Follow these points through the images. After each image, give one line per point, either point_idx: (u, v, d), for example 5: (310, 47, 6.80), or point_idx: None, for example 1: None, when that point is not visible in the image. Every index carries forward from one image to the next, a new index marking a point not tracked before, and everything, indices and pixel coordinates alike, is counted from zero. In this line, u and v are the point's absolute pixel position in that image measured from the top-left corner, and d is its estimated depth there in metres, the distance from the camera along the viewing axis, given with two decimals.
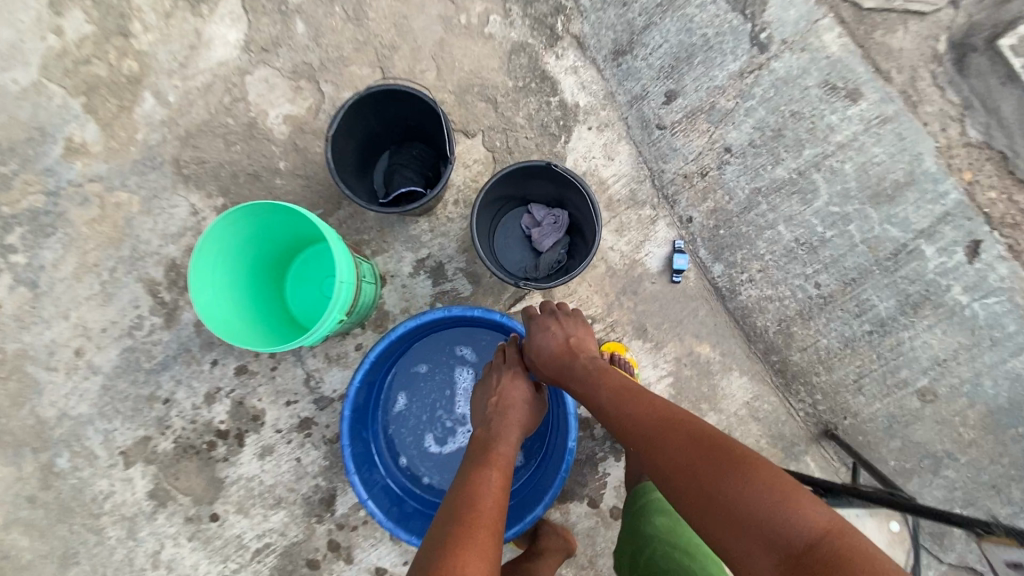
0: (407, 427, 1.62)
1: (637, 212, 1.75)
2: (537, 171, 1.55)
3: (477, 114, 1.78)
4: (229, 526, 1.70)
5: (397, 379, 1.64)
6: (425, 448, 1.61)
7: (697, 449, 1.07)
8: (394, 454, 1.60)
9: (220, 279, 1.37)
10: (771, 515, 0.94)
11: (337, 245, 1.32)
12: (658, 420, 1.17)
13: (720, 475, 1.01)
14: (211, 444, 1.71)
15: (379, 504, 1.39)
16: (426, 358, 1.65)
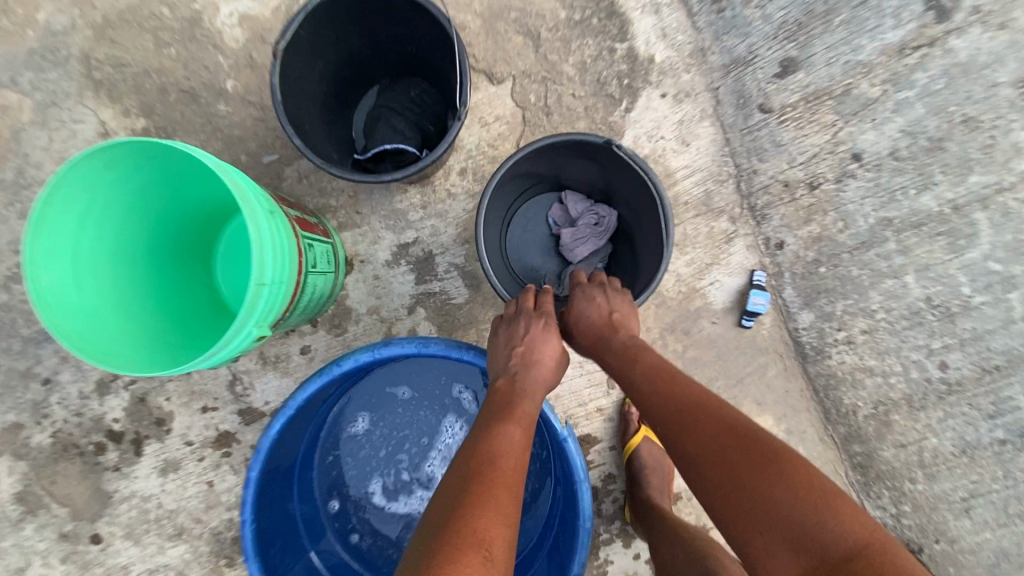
0: (354, 461, 1.19)
1: (710, 223, 1.26)
2: (585, 148, 1.04)
3: (509, 51, 1.27)
4: (113, 554, 1.30)
5: (369, 396, 1.20)
6: (369, 500, 1.18)
7: (726, 433, 0.76)
8: (327, 493, 1.17)
9: (94, 240, 0.92)
10: (802, 518, 0.68)
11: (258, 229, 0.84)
12: (680, 390, 0.84)
13: (748, 469, 0.72)
14: (99, 447, 1.30)
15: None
16: (414, 382, 1.20)
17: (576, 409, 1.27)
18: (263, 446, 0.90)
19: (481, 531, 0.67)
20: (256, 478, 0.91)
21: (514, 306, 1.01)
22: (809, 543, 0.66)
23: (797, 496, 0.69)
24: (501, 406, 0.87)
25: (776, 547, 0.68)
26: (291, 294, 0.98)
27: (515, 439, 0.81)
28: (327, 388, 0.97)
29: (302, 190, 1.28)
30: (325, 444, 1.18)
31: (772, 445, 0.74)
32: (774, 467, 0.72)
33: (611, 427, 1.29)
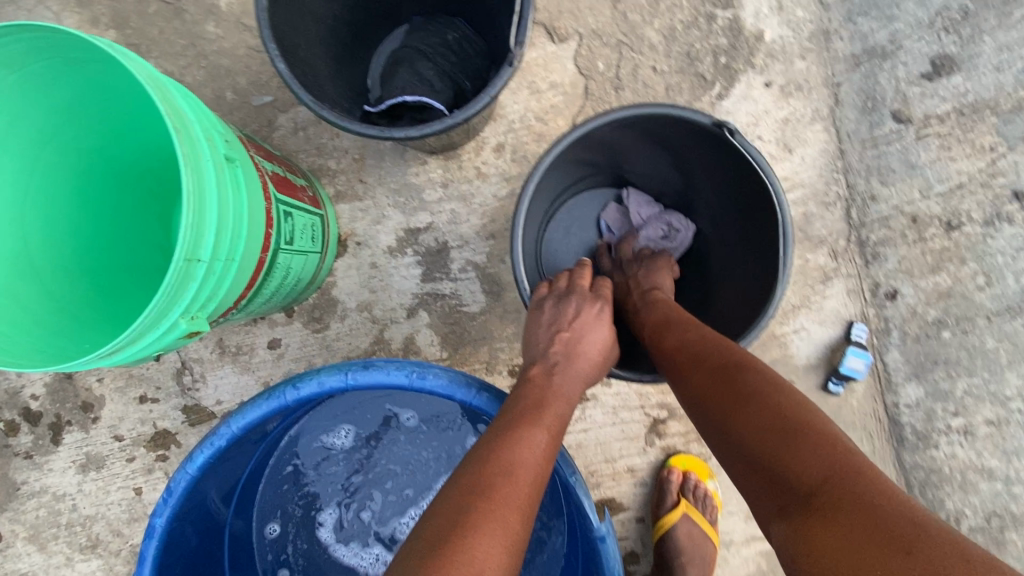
0: (315, 478, 0.88)
1: (805, 254, 0.98)
2: (679, 131, 0.75)
3: (580, 2, 0.99)
4: (10, 559, 1.06)
5: (363, 407, 0.87)
6: (316, 532, 0.87)
7: (696, 367, 0.61)
8: (265, 510, 0.85)
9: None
10: (777, 448, 0.50)
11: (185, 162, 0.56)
12: (662, 328, 0.69)
13: (710, 400, 0.57)
14: (10, 427, 1.05)
15: None
16: (424, 407, 0.88)
17: (601, 466, 1.01)
18: (175, 486, 0.64)
19: (477, 563, 0.46)
20: (162, 527, 0.65)
21: (566, 280, 0.77)
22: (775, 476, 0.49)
23: (764, 419, 0.52)
24: (527, 406, 0.61)
25: (753, 486, 0.51)
26: (242, 266, 0.69)
27: (545, 447, 0.57)
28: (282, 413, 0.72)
29: (296, 145, 1.02)
30: (285, 448, 0.85)
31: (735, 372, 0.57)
32: (741, 392, 0.55)
33: (641, 493, 1.02)
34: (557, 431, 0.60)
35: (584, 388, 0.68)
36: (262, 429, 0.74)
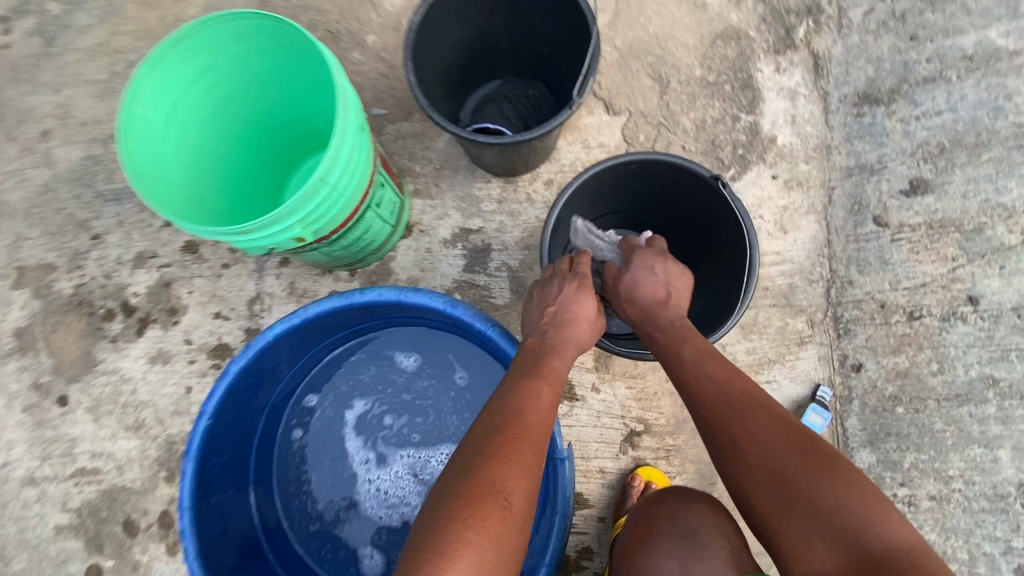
0: (372, 374, 1.05)
1: (785, 318, 1.15)
2: (683, 182, 0.94)
3: (634, 88, 1.26)
4: (69, 422, 1.25)
5: (435, 349, 1.05)
6: (341, 416, 1.04)
7: (749, 425, 0.70)
8: (317, 380, 1.04)
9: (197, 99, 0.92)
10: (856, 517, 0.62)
11: (343, 123, 0.83)
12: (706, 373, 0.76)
13: (767, 458, 0.67)
14: (108, 314, 1.29)
15: (210, 432, 0.84)
16: (475, 372, 1.04)
17: (576, 460, 1.15)
18: (254, 345, 0.83)
19: (495, 488, 0.63)
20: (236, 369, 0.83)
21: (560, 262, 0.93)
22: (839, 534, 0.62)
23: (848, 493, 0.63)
24: (531, 364, 0.80)
25: (813, 538, 0.63)
26: (346, 208, 0.94)
27: (546, 398, 0.75)
28: (355, 315, 0.92)
29: (393, 149, 1.31)
30: (358, 340, 1.05)
31: (788, 435, 0.68)
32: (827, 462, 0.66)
33: (607, 495, 1.14)
34: (556, 383, 0.78)
35: (577, 350, 0.85)
36: (349, 319, 0.93)
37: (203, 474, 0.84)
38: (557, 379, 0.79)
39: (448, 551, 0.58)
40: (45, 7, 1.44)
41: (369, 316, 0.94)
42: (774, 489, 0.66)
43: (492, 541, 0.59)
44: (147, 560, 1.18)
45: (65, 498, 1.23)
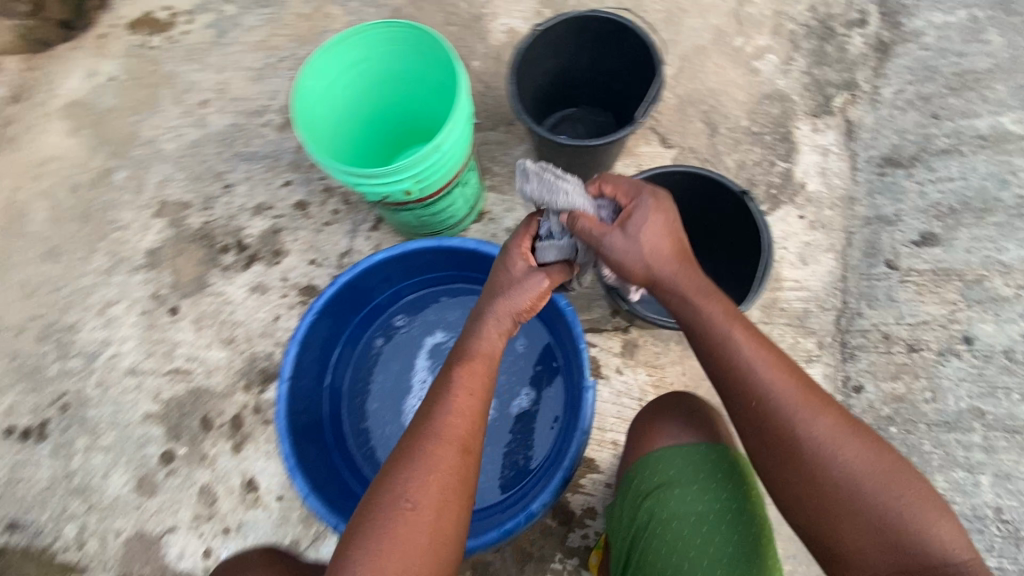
0: (455, 315, 1.26)
1: (797, 337, 1.30)
2: (717, 197, 1.13)
3: (688, 129, 1.48)
4: (175, 329, 1.50)
5: None
6: (418, 340, 1.25)
7: (789, 429, 0.78)
8: (407, 306, 1.26)
9: (347, 83, 1.18)
10: (912, 525, 0.73)
11: (459, 111, 1.08)
12: (753, 378, 0.81)
13: (802, 458, 0.78)
14: (224, 248, 1.56)
15: (323, 314, 1.08)
16: None
17: (593, 430, 1.30)
18: (361, 263, 1.07)
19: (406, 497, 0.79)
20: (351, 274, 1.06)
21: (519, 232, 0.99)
22: (863, 517, 0.74)
23: (908, 505, 0.74)
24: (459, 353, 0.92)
25: (866, 542, 0.74)
26: (445, 180, 1.18)
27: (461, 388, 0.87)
28: (447, 258, 1.14)
29: (478, 151, 1.57)
30: (448, 284, 1.26)
31: (824, 434, 0.77)
32: (898, 480, 0.76)
33: (616, 465, 1.28)
34: (486, 364, 0.90)
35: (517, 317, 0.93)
36: (443, 261, 1.15)
37: (298, 360, 1.05)
38: (484, 361, 0.90)
39: (374, 549, 0.76)
40: (225, 9, 1.82)
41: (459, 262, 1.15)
42: (838, 498, 0.76)
43: (401, 542, 0.77)
44: (214, 452, 1.38)
45: (157, 389, 1.46)
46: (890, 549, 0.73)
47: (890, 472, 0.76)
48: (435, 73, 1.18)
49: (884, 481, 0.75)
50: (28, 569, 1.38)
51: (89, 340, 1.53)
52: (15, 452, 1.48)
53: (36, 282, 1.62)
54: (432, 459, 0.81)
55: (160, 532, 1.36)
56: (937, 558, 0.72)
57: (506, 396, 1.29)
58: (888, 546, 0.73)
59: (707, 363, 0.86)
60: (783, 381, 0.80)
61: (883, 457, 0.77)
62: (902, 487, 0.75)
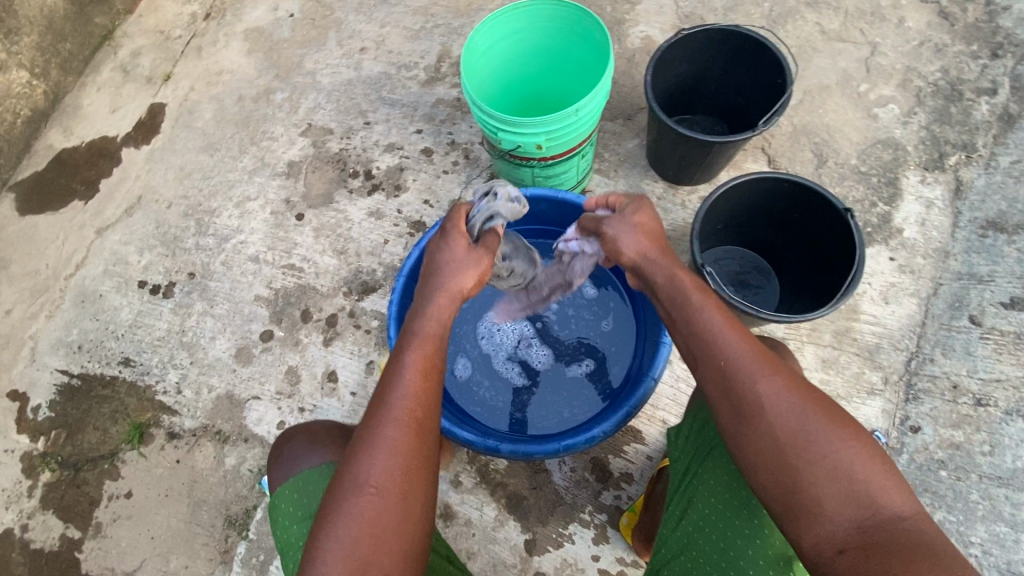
0: None
1: (862, 366, 1.35)
2: (820, 212, 1.19)
3: (797, 156, 1.57)
4: (298, 232, 1.71)
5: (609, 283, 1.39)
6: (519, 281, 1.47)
7: (753, 393, 0.85)
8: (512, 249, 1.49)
9: (503, 47, 1.33)
10: (867, 479, 0.79)
11: (605, 83, 1.21)
12: (719, 346, 0.90)
13: (763, 420, 0.84)
14: (354, 173, 1.76)
15: None
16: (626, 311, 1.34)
17: (646, 405, 1.38)
18: None
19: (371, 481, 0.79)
20: None
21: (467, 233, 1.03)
22: (818, 473, 0.80)
23: (864, 458, 0.80)
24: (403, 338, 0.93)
25: (829, 501, 0.79)
26: (572, 145, 1.31)
27: (411, 371, 0.87)
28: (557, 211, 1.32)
29: None
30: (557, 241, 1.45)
31: (782, 393, 0.84)
32: (854, 435, 0.81)
33: (662, 442, 1.35)
34: (434, 348, 0.91)
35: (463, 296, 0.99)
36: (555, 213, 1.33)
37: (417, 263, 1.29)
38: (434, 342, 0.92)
39: (347, 534, 0.76)
40: None
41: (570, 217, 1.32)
42: (801, 456, 0.81)
43: (364, 522, 0.77)
44: (307, 341, 1.56)
45: (271, 279, 1.66)
46: (845, 502, 0.78)
47: (847, 429, 0.82)
48: (584, 52, 1.32)
49: (840, 440, 0.81)
50: (130, 400, 1.58)
51: (225, 225, 1.76)
52: (143, 302, 1.70)
53: (191, 168, 1.86)
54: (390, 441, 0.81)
55: (246, 397, 1.53)
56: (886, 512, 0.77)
57: (575, 357, 1.40)
58: (843, 500, 0.78)
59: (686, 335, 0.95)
60: (746, 348, 0.88)
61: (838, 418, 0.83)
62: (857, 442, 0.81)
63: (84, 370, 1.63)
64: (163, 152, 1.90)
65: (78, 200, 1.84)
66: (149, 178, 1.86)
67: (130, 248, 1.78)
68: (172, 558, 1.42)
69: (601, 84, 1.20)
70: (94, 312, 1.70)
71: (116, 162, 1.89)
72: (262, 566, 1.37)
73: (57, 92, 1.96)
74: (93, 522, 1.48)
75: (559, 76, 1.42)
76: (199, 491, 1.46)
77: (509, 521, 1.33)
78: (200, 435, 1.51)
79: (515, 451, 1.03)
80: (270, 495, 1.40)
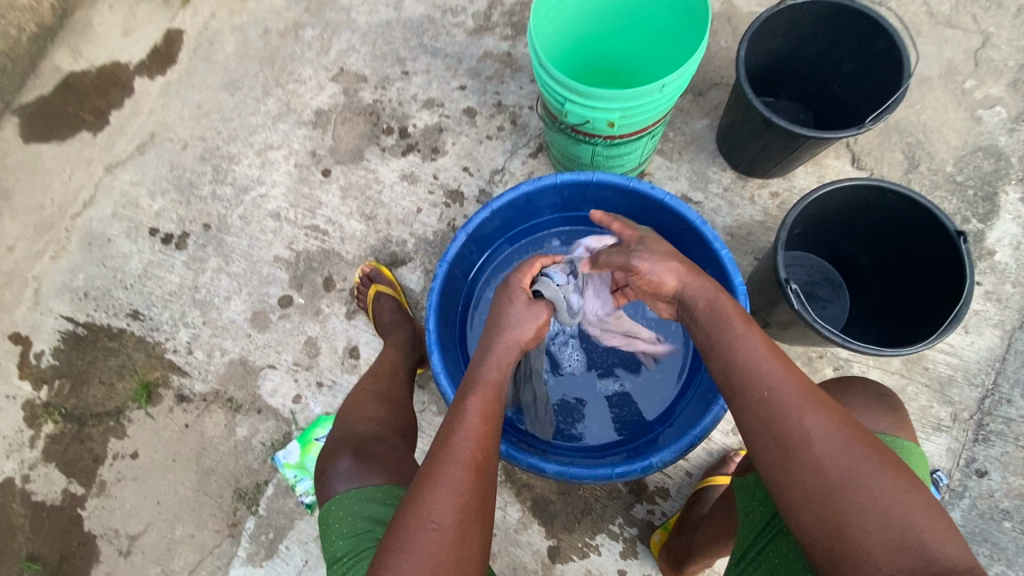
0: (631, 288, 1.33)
1: (931, 399, 1.25)
2: (925, 231, 1.05)
3: (885, 156, 1.40)
4: (323, 190, 1.57)
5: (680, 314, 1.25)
6: None
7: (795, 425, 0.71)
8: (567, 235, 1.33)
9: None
10: (926, 531, 0.65)
11: (698, 56, 1.04)
12: (759, 376, 0.76)
13: (808, 458, 0.70)
14: (387, 129, 1.60)
15: (499, 213, 1.15)
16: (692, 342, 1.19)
17: None
18: (547, 178, 1.10)
19: (431, 518, 0.72)
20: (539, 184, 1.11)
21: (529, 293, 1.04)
22: (871, 521, 0.65)
23: (921, 504, 0.66)
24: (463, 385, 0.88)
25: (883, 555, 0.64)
26: (647, 124, 1.15)
27: (474, 417, 0.82)
28: (626, 200, 1.16)
29: None
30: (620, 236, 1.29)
31: (830, 429, 0.71)
32: (908, 480, 0.68)
33: (703, 459, 1.26)
34: (495, 394, 0.86)
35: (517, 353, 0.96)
36: (624, 202, 1.17)
37: (461, 249, 1.14)
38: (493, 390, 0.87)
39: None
40: None
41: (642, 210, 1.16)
42: (852, 500, 0.67)
43: (423, 562, 0.69)
44: (329, 311, 1.45)
45: (293, 239, 1.53)
46: (905, 555, 0.63)
47: (901, 475, 0.69)
48: (672, 14, 1.14)
49: (894, 481, 0.67)
50: (138, 356, 1.49)
51: (244, 175, 1.62)
52: (154, 251, 1.58)
53: (209, 106, 1.70)
54: (452, 479, 0.75)
55: (261, 366, 1.43)
56: (950, 567, 0.62)
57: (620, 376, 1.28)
58: (901, 555, 0.64)
59: (719, 365, 0.81)
60: (789, 377, 0.75)
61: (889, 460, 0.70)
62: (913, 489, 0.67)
63: (90, 319, 1.54)
64: (180, 86, 1.73)
65: (87, 132, 1.69)
66: (163, 113, 1.70)
67: (141, 189, 1.64)
68: (178, 526, 1.36)
69: (694, 59, 1.03)
70: (101, 258, 1.59)
71: (127, 93, 1.72)
72: (271, 544, 1.31)
73: (65, 7, 1.76)
74: (97, 479, 1.42)
75: (635, 42, 1.25)
76: (208, 460, 1.39)
77: (533, 525, 1.26)
78: (211, 401, 1.43)
79: (563, 473, 0.93)
80: (283, 473, 1.34)
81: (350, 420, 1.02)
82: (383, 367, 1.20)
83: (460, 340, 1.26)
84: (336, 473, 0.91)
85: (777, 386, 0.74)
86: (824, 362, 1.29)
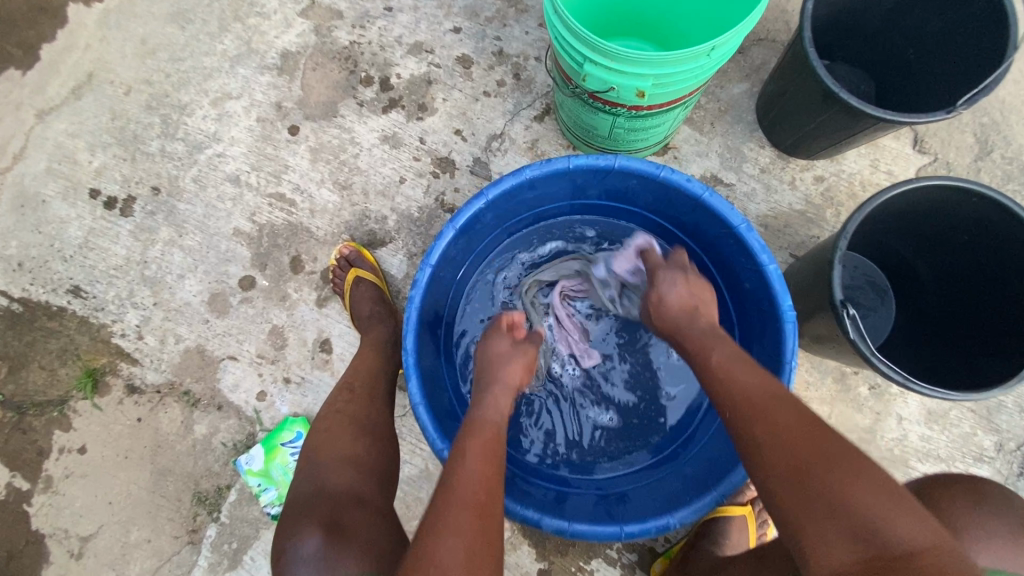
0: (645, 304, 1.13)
1: (976, 425, 1.10)
2: (1009, 245, 0.87)
3: (954, 138, 1.18)
4: (291, 151, 1.34)
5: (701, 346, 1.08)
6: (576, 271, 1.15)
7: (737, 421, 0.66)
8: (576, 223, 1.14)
9: None
10: (871, 515, 0.54)
11: (760, 11, 0.81)
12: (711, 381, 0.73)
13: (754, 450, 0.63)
14: (366, 79, 1.35)
15: (496, 204, 0.95)
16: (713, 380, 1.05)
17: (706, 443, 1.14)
18: (557, 162, 0.89)
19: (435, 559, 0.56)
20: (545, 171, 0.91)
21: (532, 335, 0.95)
22: (817, 510, 0.56)
23: (875, 487, 0.56)
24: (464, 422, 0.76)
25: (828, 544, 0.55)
26: (683, 94, 0.93)
27: (485, 451, 0.68)
28: (654, 192, 0.95)
29: None
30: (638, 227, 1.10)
31: (771, 414, 0.64)
32: (861, 461, 0.58)
33: None
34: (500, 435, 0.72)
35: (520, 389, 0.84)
36: (650, 193, 0.96)
37: (449, 245, 0.94)
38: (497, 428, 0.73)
39: None
40: None
41: (672, 204, 0.96)
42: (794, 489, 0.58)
43: None
44: (297, 296, 1.27)
45: (255, 210, 1.32)
46: (851, 543, 0.54)
47: (855, 458, 0.59)
48: None
49: (844, 464, 0.58)
50: (81, 339, 1.31)
51: (198, 128, 1.38)
52: (96, 218, 1.37)
53: (156, 43, 1.43)
54: (461, 523, 0.59)
55: (220, 356, 1.26)
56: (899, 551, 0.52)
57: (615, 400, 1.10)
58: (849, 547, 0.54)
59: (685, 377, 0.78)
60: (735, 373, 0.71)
61: (843, 444, 0.60)
62: (868, 471, 0.57)
63: (25, 294, 1.34)
64: (121, 16, 1.45)
65: (13, 69, 1.42)
66: (103, 50, 1.43)
67: (79, 142, 1.40)
68: (133, 529, 1.24)
69: (755, 13, 0.80)
70: (36, 223, 1.38)
71: (58, 21, 1.44)
72: (234, 554, 1.19)
73: None
74: (42, 475, 1.28)
75: None
76: (164, 459, 1.25)
77: (523, 545, 1.14)
78: (166, 394, 1.27)
79: (562, 532, 0.79)
80: (246, 480, 1.20)
81: (322, 464, 0.85)
82: (354, 375, 1.03)
83: (446, 345, 1.09)
84: (299, 557, 0.75)
85: (734, 392, 0.69)
86: (860, 379, 1.13)
